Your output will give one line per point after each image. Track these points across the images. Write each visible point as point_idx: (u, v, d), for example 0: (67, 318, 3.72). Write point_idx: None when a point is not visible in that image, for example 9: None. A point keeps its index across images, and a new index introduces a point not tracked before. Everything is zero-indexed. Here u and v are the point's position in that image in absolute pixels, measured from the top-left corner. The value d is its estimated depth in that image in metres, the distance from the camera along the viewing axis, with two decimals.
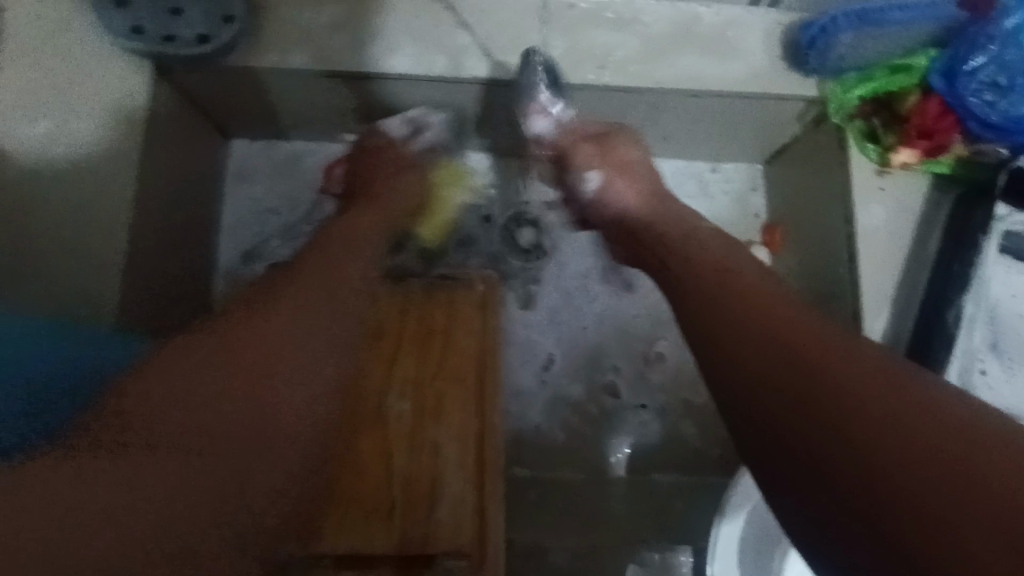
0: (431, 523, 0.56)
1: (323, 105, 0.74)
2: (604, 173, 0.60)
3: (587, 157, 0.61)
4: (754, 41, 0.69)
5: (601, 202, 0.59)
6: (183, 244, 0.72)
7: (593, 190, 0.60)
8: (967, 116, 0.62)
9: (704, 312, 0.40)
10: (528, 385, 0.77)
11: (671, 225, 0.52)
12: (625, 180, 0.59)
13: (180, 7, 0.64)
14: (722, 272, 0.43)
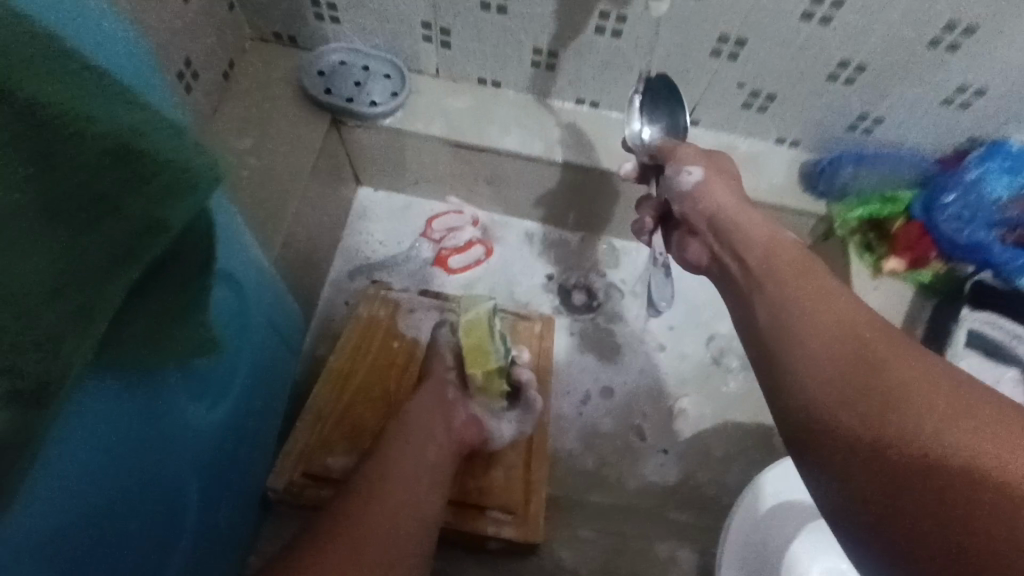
0: (487, 481, 0.72)
1: (441, 168, 0.96)
2: (706, 171, 0.66)
3: (689, 155, 0.67)
4: (780, 166, 0.90)
5: (696, 195, 0.65)
6: (315, 251, 0.90)
7: (692, 181, 0.65)
8: (942, 240, 0.80)
9: (777, 333, 0.51)
10: (569, 415, 0.89)
11: (761, 235, 0.59)
12: (726, 186, 0.65)
13: (362, 82, 0.89)
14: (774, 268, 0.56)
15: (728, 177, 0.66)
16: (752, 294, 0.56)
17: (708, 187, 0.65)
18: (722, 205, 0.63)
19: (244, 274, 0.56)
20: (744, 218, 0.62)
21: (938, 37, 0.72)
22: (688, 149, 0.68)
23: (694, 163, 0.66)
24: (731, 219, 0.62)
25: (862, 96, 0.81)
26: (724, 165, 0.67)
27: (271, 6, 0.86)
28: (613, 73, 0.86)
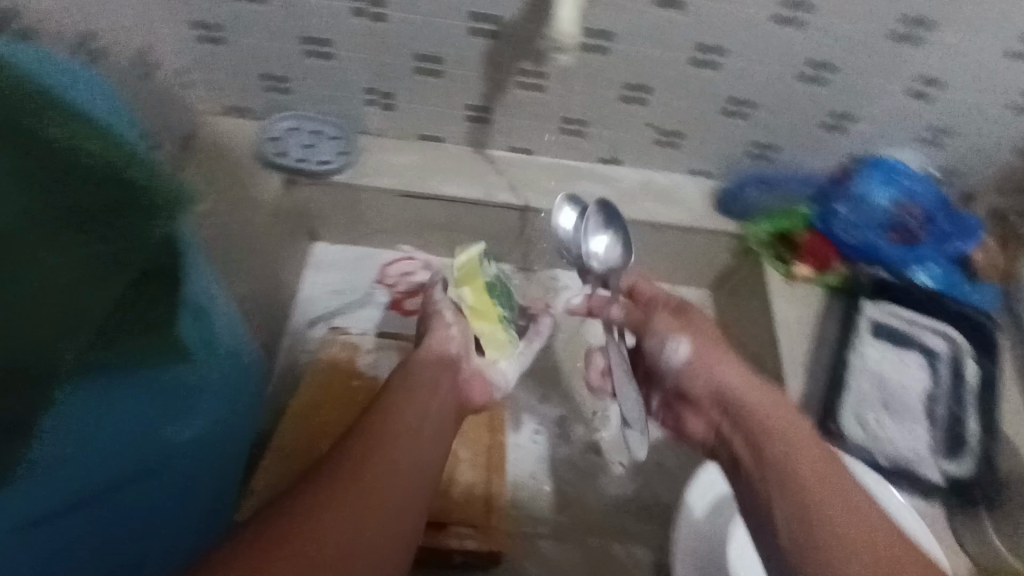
0: (450, 502, 0.77)
1: (391, 219, 1.03)
2: (696, 344, 0.72)
3: (669, 325, 0.75)
4: (695, 195, 1.01)
5: (694, 370, 0.71)
6: (273, 302, 0.95)
7: (681, 360, 0.72)
8: (839, 246, 0.92)
9: (791, 480, 0.56)
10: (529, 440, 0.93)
11: (762, 407, 0.64)
12: (718, 355, 0.71)
13: (311, 144, 0.97)
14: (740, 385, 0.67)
15: (705, 338, 0.73)
16: (763, 443, 0.60)
17: (703, 358, 0.71)
18: (725, 377, 0.68)
19: (207, 305, 0.66)
20: (745, 383, 0.67)
21: (802, 72, 0.84)
22: (670, 322, 0.75)
23: (681, 340, 0.73)
24: (732, 384, 0.67)
25: (753, 127, 0.93)
26: (702, 333, 0.73)
27: (224, 83, 0.94)
28: (539, 123, 0.96)
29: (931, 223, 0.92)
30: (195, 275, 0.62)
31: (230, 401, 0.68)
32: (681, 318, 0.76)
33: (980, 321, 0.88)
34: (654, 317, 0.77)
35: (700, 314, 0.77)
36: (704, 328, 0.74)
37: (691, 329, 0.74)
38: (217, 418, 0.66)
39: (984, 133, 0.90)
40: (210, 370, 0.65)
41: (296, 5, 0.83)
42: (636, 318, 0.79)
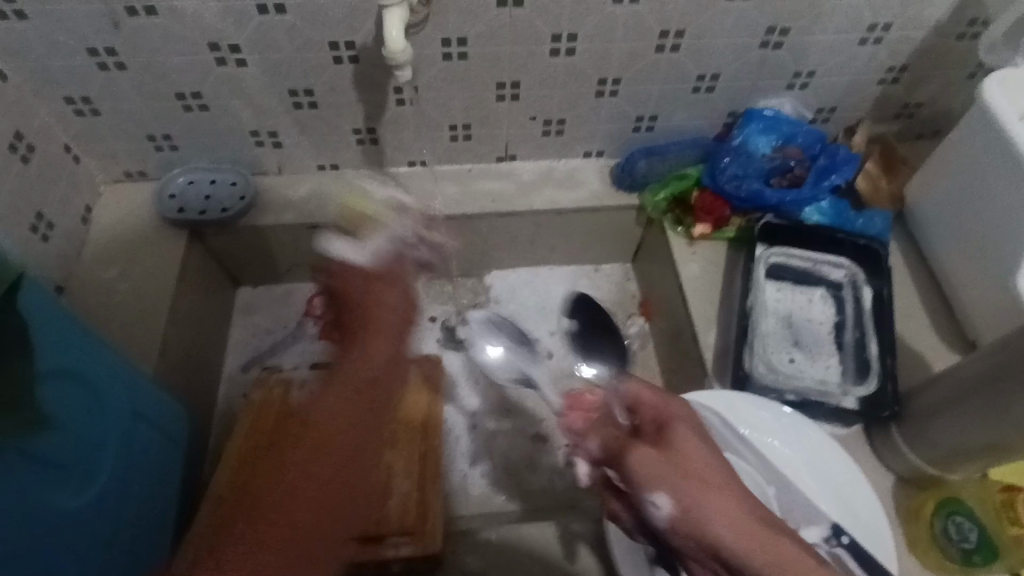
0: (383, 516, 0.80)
1: (306, 252, 1.05)
2: (676, 491, 0.49)
3: (650, 474, 0.50)
4: (593, 175, 1.04)
5: (683, 528, 0.49)
6: (202, 355, 0.97)
7: (666, 518, 0.49)
8: (730, 199, 0.95)
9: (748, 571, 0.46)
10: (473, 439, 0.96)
11: (731, 528, 0.47)
12: (712, 495, 0.48)
13: (211, 194, 0.98)
14: (673, 463, 0.50)
15: (698, 451, 0.52)
16: (700, 540, 0.48)
17: (690, 511, 0.48)
18: (720, 538, 0.47)
19: (90, 372, 0.60)
20: (741, 540, 0.47)
21: (660, 44, 0.87)
22: (646, 459, 0.51)
23: (658, 491, 0.49)
24: (724, 542, 0.47)
25: (631, 102, 0.96)
26: (687, 471, 0.50)
27: (114, 150, 0.95)
28: (427, 135, 0.98)
29: (813, 162, 0.97)
30: (52, 346, 0.56)
31: (130, 458, 0.65)
32: (669, 452, 0.51)
33: (872, 248, 0.90)
34: (630, 452, 0.52)
35: (689, 432, 0.53)
36: (696, 460, 0.51)
37: (683, 463, 0.50)
38: (121, 482, 0.63)
39: (848, 71, 0.94)
40: (108, 439, 0.61)
41: (160, 65, 0.84)
42: (617, 448, 0.53)
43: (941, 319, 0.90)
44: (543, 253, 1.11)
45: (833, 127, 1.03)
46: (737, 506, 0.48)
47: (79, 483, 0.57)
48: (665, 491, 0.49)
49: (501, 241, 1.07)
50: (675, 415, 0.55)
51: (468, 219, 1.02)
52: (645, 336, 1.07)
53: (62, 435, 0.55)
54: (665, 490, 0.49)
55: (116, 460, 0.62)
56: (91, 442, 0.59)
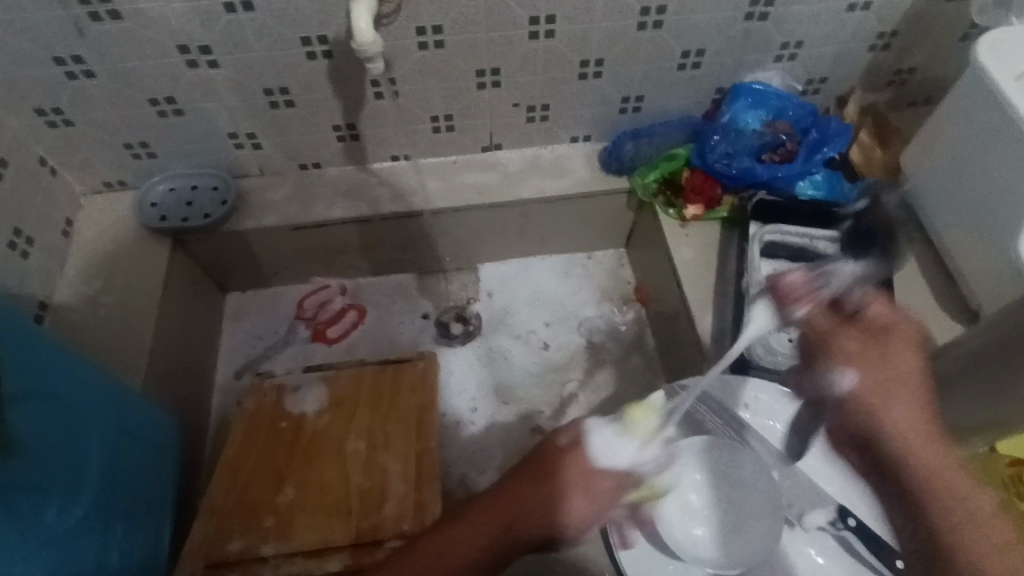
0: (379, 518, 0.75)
1: (292, 255, 1.03)
2: (863, 372, 0.57)
3: (849, 350, 0.58)
4: (581, 161, 1.02)
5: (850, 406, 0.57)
6: (192, 364, 0.95)
7: (847, 390, 0.57)
8: (721, 178, 0.93)
9: (907, 470, 0.52)
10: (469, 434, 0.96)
11: (905, 416, 0.53)
12: (896, 390, 0.54)
13: (192, 201, 0.96)
14: (882, 349, 0.56)
15: (911, 365, 0.55)
16: (877, 426, 0.54)
17: (868, 395, 0.55)
18: (896, 417, 0.54)
19: (73, 390, 0.60)
20: (909, 434, 0.52)
21: (642, 22, 0.84)
22: (849, 340, 0.58)
23: (844, 367, 0.57)
24: (887, 433, 0.53)
25: (615, 84, 0.93)
26: (892, 368, 0.55)
27: (91, 160, 0.93)
28: (409, 128, 0.96)
29: (805, 136, 0.94)
30: (34, 366, 0.56)
31: (112, 478, 0.64)
32: (881, 349, 0.56)
33: (870, 223, 0.87)
34: (842, 337, 0.59)
35: (912, 351, 0.56)
36: (904, 365, 0.55)
37: (888, 354, 0.56)
38: (107, 498, 0.63)
39: (837, 40, 0.91)
40: (94, 455, 0.61)
41: (130, 71, 0.82)
42: (825, 331, 0.60)
43: (941, 290, 0.88)
44: (534, 242, 1.09)
45: (824, 100, 1.01)
46: (921, 396, 0.54)
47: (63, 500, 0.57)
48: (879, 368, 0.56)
49: (491, 233, 1.05)
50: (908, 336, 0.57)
51: (455, 212, 1.00)
52: (641, 323, 1.06)
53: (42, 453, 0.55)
54: (892, 370, 0.55)
55: (95, 482, 0.61)
56: (73, 459, 0.59)
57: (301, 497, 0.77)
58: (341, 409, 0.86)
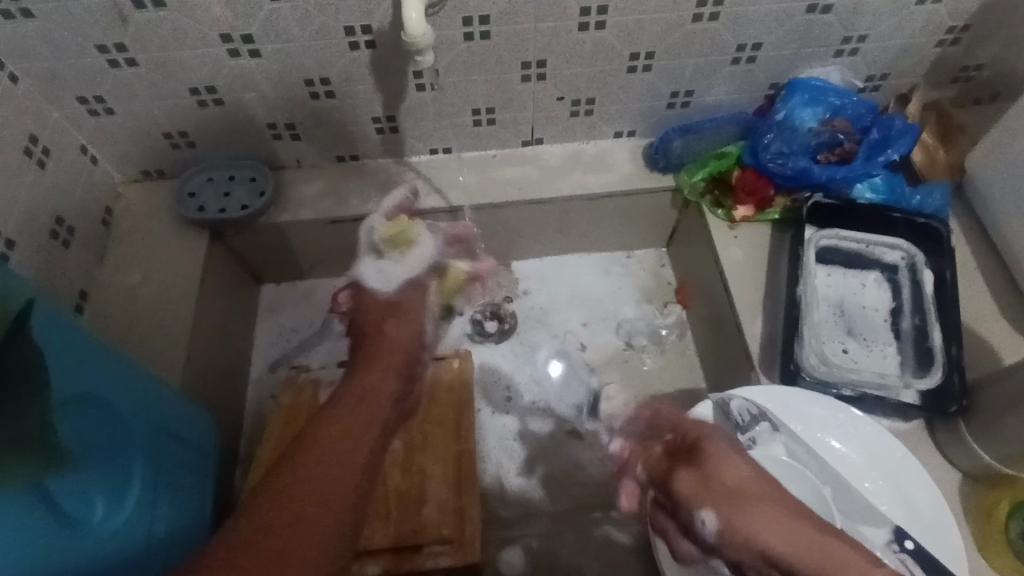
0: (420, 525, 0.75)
1: (328, 248, 1.02)
2: (717, 508, 0.58)
3: (691, 495, 0.60)
4: (625, 157, 0.99)
5: (731, 544, 0.57)
6: (228, 355, 0.95)
7: (712, 534, 0.58)
8: (774, 178, 0.89)
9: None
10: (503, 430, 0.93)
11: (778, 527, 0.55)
12: (752, 506, 0.57)
13: (229, 191, 0.95)
14: (711, 474, 0.60)
15: (737, 470, 0.60)
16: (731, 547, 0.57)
17: (733, 526, 0.57)
18: (764, 542, 0.55)
19: (117, 394, 0.59)
20: (784, 542, 0.54)
21: (697, 13, 0.80)
22: (685, 481, 0.61)
23: (703, 510, 0.58)
24: (773, 549, 0.54)
25: (664, 78, 0.90)
26: (722, 485, 0.59)
27: (130, 149, 0.93)
28: (449, 121, 0.94)
29: (864, 136, 0.90)
30: (81, 371, 0.55)
31: (155, 477, 0.63)
32: (703, 468, 0.61)
33: (932, 228, 0.84)
34: (674, 476, 0.63)
35: (721, 447, 0.63)
36: (733, 478, 0.60)
37: (717, 477, 0.60)
38: (152, 497, 0.62)
39: (904, 34, 0.86)
40: (139, 455, 0.61)
41: (171, 61, 0.81)
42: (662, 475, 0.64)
43: (1008, 301, 0.83)
44: (571, 241, 1.06)
45: (884, 96, 0.96)
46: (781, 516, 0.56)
47: (114, 503, 0.57)
48: (741, 493, 0.58)
49: (528, 229, 1.03)
50: (705, 434, 0.65)
51: (493, 208, 0.97)
52: (683, 326, 1.03)
53: (93, 459, 0.54)
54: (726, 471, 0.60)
55: (142, 481, 0.61)
56: (122, 463, 0.58)
57: None
58: None
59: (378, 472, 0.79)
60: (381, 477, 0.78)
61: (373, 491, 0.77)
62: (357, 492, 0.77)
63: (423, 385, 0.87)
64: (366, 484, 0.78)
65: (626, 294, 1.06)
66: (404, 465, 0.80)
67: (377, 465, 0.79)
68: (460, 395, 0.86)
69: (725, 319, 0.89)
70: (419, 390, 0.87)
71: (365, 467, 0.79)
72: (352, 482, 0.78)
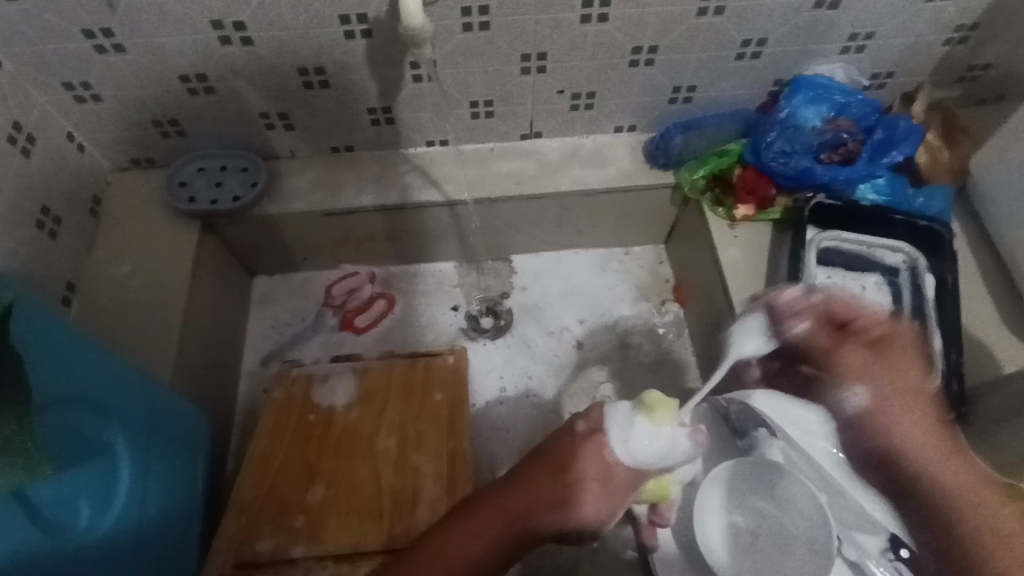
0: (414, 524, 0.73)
1: (322, 240, 1.00)
2: (871, 389, 0.56)
3: (849, 370, 0.58)
4: (625, 152, 0.97)
5: (867, 425, 0.56)
6: (220, 348, 0.93)
7: (857, 407, 0.57)
8: (776, 177, 0.87)
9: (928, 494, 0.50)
10: (497, 418, 0.94)
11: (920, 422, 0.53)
12: (904, 401, 0.54)
13: (222, 181, 0.92)
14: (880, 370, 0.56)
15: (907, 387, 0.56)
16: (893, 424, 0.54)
17: (877, 410, 0.55)
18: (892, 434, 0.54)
19: (99, 391, 0.59)
20: (921, 445, 0.52)
21: (702, 7, 0.78)
22: (852, 359, 0.58)
23: (856, 383, 0.57)
24: (897, 443, 0.53)
25: (666, 73, 0.88)
26: (897, 371, 0.56)
27: (117, 136, 0.90)
28: (446, 112, 0.92)
29: (868, 135, 0.89)
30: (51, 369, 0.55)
31: (147, 474, 0.63)
32: (885, 358, 0.57)
33: (933, 230, 0.84)
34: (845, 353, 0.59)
35: (908, 349, 0.57)
36: (903, 375, 0.55)
37: (893, 366, 0.56)
38: (144, 493, 0.62)
39: (911, 32, 0.84)
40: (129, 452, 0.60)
41: (160, 47, 0.78)
42: (826, 347, 0.60)
43: (1009, 305, 0.82)
44: (569, 236, 1.05)
45: (888, 95, 0.94)
46: (923, 418, 0.53)
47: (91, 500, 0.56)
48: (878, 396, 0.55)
49: (524, 225, 1.01)
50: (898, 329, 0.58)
51: (491, 202, 0.95)
52: (681, 324, 1.01)
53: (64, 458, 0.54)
54: (908, 371, 0.56)
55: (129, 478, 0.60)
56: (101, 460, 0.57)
57: (332, 498, 0.75)
58: (370, 403, 0.84)
59: (369, 468, 0.78)
60: (373, 472, 0.77)
61: (365, 488, 0.76)
62: (350, 491, 0.76)
63: (417, 381, 0.86)
64: (360, 481, 0.77)
65: (622, 292, 1.05)
66: (398, 461, 0.78)
67: (370, 464, 0.78)
68: (456, 392, 0.85)
69: (724, 319, 0.88)
70: (412, 387, 0.86)
71: (357, 462, 0.78)
72: (345, 479, 0.77)
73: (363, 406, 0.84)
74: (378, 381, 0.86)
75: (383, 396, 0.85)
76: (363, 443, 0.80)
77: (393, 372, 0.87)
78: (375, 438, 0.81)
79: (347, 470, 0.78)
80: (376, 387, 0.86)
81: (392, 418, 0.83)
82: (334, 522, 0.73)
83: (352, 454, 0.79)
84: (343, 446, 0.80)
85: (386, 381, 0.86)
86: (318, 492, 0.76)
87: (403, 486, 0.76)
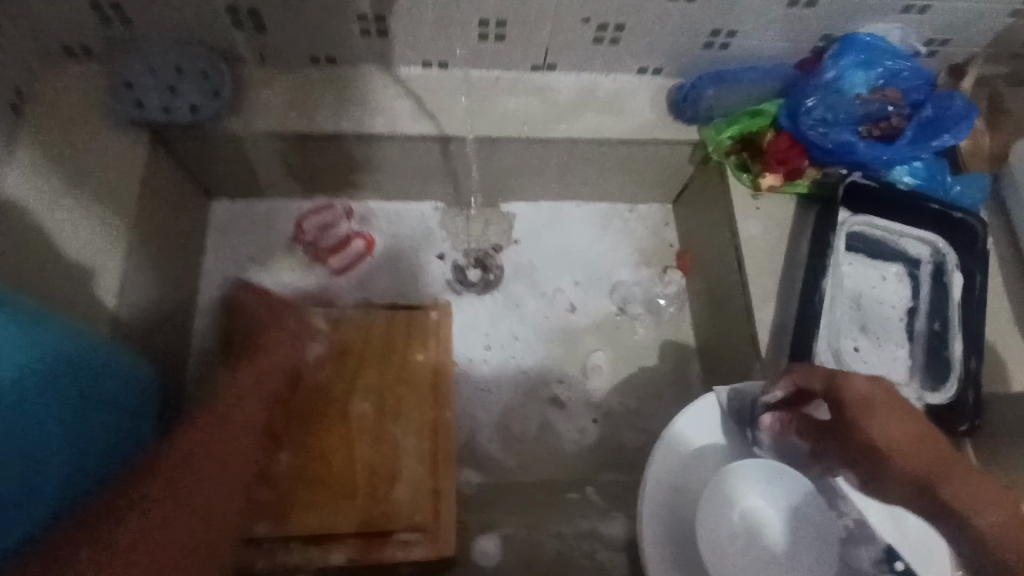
0: (390, 503, 0.68)
1: (294, 166, 0.87)
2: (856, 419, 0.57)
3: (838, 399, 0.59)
4: (646, 99, 0.86)
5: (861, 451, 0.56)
6: (171, 281, 0.82)
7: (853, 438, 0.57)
8: (811, 148, 0.79)
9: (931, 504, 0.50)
10: (479, 379, 0.87)
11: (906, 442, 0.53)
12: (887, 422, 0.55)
13: (175, 86, 0.77)
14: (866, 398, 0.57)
15: (901, 427, 0.55)
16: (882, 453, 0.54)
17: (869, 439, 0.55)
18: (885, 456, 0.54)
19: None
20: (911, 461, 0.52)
21: None
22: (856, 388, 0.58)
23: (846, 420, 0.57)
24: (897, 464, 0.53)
25: (708, 12, 0.76)
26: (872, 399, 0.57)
27: (42, 14, 0.73)
28: (449, 31, 0.78)
29: (914, 111, 0.80)
30: None
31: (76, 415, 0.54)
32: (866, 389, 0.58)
33: (965, 224, 0.78)
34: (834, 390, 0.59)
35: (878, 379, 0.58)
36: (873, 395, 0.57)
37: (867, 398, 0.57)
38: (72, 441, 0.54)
39: None
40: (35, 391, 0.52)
41: None
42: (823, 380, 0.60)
43: None
44: (571, 186, 0.95)
45: (939, 65, 0.86)
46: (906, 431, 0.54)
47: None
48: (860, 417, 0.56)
49: (523, 171, 0.91)
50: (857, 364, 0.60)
51: (492, 142, 0.84)
52: (680, 295, 0.95)
53: None
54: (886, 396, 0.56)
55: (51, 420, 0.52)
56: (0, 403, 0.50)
57: (299, 469, 0.69)
58: (345, 361, 0.75)
59: (341, 438, 0.71)
60: (345, 443, 0.70)
61: (337, 460, 0.69)
62: (318, 463, 0.69)
63: (399, 340, 0.78)
64: (329, 451, 0.70)
65: (622, 253, 0.97)
66: (374, 431, 0.72)
67: (340, 433, 0.71)
68: (442, 356, 0.77)
69: (734, 296, 0.82)
70: (393, 346, 0.77)
71: (325, 430, 0.71)
72: (313, 449, 0.70)
73: (338, 364, 0.75)
74: (356, 335, 0.77)
75: (360, 354, 0.76)
76: (333, 407, 0.72)
77: (372, 327, 0.78)
78: (347, 402, 0.73)
79: (316, 437, 0.70)
80: (353, 343, 0.77)
81: (369, 378, 0.75)
82: (302, 498, 0.67)
83: (318, 420, 0.71)
84: (313, 410, 0.72)
85: (363, 337, 0.77)
86: (284, 464, 0.69)
87: (379, 460, 0.70)
